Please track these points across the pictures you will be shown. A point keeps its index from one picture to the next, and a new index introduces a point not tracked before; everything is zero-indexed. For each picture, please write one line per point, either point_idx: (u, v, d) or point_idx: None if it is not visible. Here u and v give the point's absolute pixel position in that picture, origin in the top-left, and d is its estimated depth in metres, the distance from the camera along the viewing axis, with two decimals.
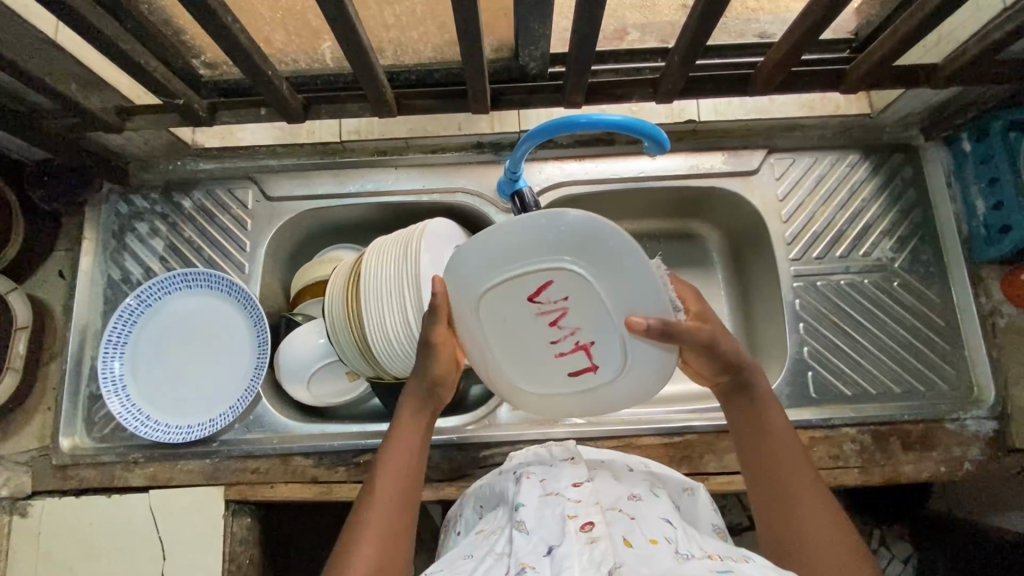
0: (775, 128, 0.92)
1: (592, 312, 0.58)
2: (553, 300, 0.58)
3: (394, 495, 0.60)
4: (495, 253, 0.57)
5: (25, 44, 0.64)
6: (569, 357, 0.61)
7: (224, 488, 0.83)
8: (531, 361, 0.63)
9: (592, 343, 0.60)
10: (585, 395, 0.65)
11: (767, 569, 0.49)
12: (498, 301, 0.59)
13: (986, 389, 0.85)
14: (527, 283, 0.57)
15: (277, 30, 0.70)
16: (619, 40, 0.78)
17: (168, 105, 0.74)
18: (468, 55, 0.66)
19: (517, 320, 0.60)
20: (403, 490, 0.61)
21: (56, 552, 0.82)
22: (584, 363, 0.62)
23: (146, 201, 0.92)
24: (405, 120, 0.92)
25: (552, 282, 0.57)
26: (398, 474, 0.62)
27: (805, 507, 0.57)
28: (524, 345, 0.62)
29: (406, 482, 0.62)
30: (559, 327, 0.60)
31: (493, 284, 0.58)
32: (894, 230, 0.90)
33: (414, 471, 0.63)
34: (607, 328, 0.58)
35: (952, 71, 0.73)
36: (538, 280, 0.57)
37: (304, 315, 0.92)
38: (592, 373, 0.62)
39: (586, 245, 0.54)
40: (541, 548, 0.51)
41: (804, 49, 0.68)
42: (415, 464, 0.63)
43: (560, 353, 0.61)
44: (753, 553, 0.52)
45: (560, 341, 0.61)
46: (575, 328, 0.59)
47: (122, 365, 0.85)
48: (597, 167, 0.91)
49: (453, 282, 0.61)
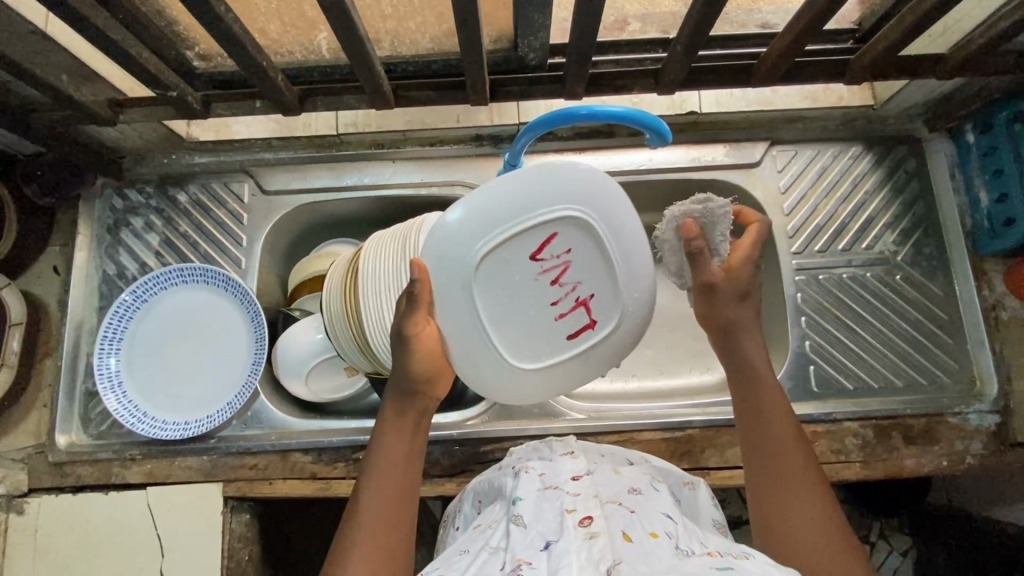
0: (777, 120, 0.91)
1: (592, 265, 0.64)
2: (556, 256, 0.63)
3: (384, 508, 0.58)
4: (493, 212, 0.61)
5: (15, 36, 0.63)
6: (568, 317, 0.66)
7: (223, 484, 0.83)
8: (531, 327, 0.66)
9: (594, 297, 0.65)
10: (576, 363, 0.68)
11: (768, 566, 0.48)
12: (501, 262, 0.63)
13: (989, 382, 0.84)
14: (531, 238, 0.63)
15: (272, 21, 0.69)
16: (619, 31, 0.78)
17: (161, 99, 0.73)
18: (467, 46, 0.65)
19: (519, 282, 0.64)
20: (394, 502, 0.58)
21: (54, 550, 0.81)
22: (583, 322, 0.66)
23: (140, 195, 0.91)
24: (404, 111, 0.90)
25: (553, 239, 0.63)
26: (389, 486, 0.59)
27: (798, 493, 0.57)
28: (527, 307, 0.65)
29: (399, 491, 0.59)
30: (559, 284, 0.65)
31: (494, 243, 0.62)
32: (897, 223, 0.89)
33: (407, 479, 0.60)
34: (605, 279, 0.65)
35: (958, 62, 0.72)
36: (540, 236, 0.63)
37: (301, 310, 0.91)
38: (589, 331, 0.66)
39: (577, 197, 0.62)
40: (538, 544, 0.51)
41: (806, 40, 0.67)
42: (406, 472, 0.60)
43: (560, 314, 0.66)
44: (754, 549, 0.51)
45: (562, 300, 0.65)
46: (574, 284, 0.65)
47: (118, 361, 0.84)
48: (597, 159, 0.90)
49: (445, 251, 0.62)
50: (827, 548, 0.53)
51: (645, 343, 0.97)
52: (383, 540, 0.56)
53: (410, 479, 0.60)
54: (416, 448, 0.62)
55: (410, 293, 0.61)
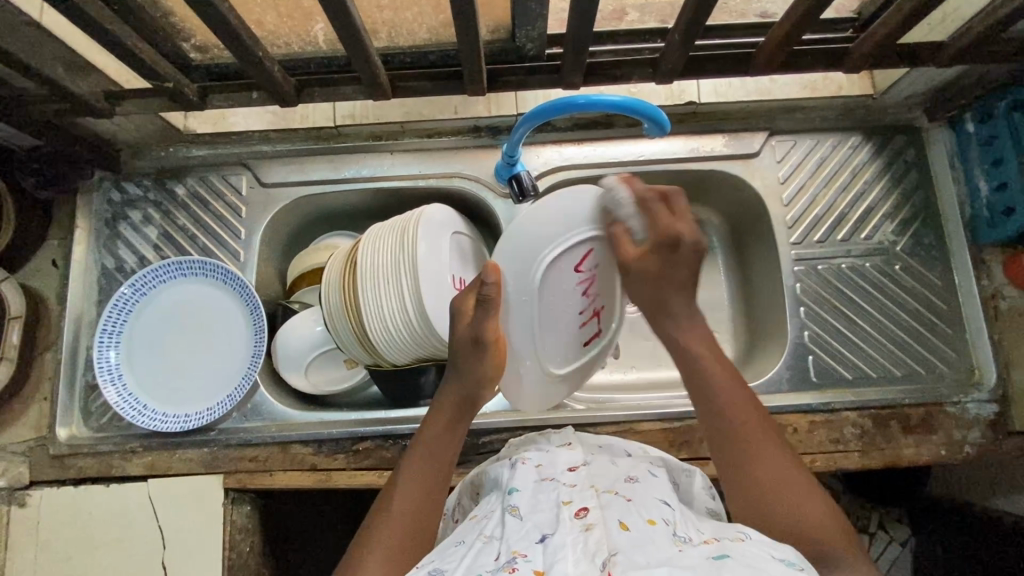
0: (776, 110, 0.90)
1: (608, 280, 0.72)
2: (590, 270, 0.68)
3: (414, 494, 0.62)
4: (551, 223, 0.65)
5: (10, 27, 0.62)
6: (586, 328, 0.72)
7: (223, 476, 0.83)
8: (566, 338, 0.71)
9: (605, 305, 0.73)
10: (584, 370, 0.76)
11: (762, 551, 0.48)
12: (556, 279, 0.66)
13: (988, 371, 0.84)
14: (578, 251, 0.67)
15: (268, 11, 0.68)
16: (618, 20, 0.77)
17: (158, 90, 0.73)
18: (464, 35, 0.65)
19: (564, 296, 0.68)
20: (425, 492, 0.63)
21: (55, 543, 0.81)
22: (595, 329, 0.73)
23: (138, 188, 0.91)
24: (400, 103, 0.90)
25: (591, 253, 0.67)
26: (423, 477, 0.64)
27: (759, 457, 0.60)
28: (561, 320, 0.69)
29: (430, 482, 0.64)
30: (587, 296, 0.70)
31: (552, 255, 0.65)
32: (896, 213, 0.89)
33: (440, 474, 0.65)
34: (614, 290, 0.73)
35: (959, 49, 0.71)
36: (581, 250, 0.67)
37: (300, 303, 0.91)
38: (595, 341, 0.74)
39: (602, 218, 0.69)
40: (534, 536, 0.51)
41: (805, 29, 0.67)
42: (441, 467, 0.65)
43: (581, 325, 0.71)
44: (750, 531, 0.52)
45: (585, 311, 0.71)
46: (597, 296, 0.71)
47: (118, 354, 0.84)
48: (597, 150, 0.89)
49: (516, 261, 0.66)
50: (798, 502, 0.57)
51: (644, 334, 0.97)
52: (406, 523, 0.60)
53: (442, 473, 0.65)
54: (451, 450, 0.67)
55: (482, 298, 0.66)
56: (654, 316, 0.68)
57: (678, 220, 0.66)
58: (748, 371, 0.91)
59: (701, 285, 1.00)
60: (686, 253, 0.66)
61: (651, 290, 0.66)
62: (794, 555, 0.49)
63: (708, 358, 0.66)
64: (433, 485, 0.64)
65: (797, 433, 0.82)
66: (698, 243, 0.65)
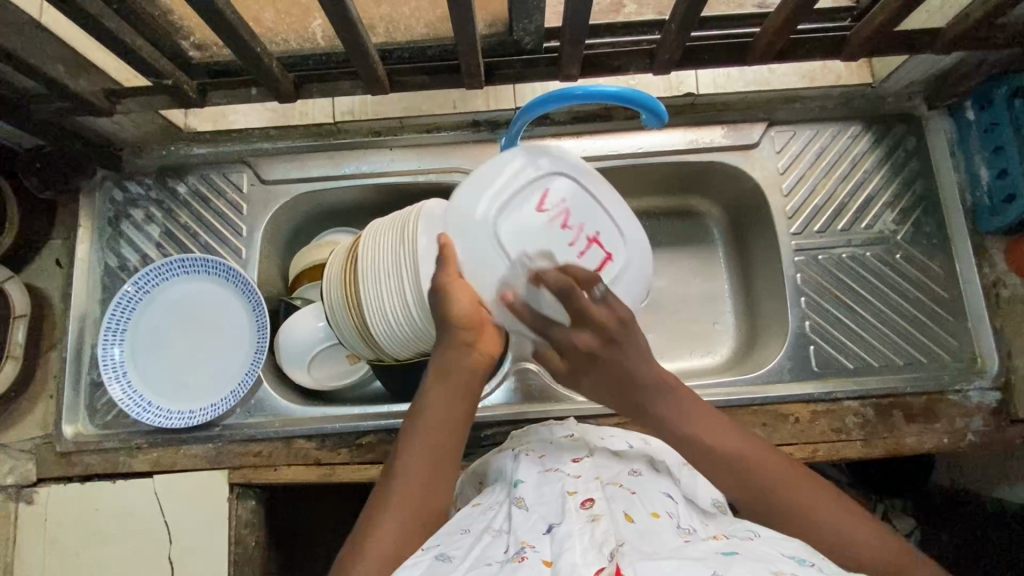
0: (775, 100, 0.90)
1: (591, 210, 0.67)
2: (559, 201, 0.65)
3: (418, 472, 0.60)
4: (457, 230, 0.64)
5: (11, 25, 0.63)
6: (589, 255, 0.65)
7: (228, 471, 0.83)
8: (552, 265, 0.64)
9: (599, 232, 0.66)
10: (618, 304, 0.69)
11: (771, 548, 0.49)
12: (510, 215, 0.64)
13: (989, 359, 0.84)
14: (526, 195, 0.64)
15: (266, 9, 0.71)
16: (616, 13, 0.78)
17: (158, 88, 0.74)
18: (462, 29, 0.65)
19: (530, 232, 0.64)
20: (430, 469, 0.60)
21: (62, 540, 0.82)
22: (602, 254, 0.66)
23: (140, 187, 0.91)
24: (398, 99, 0.91)
25: (550, 188, 0.65)
26: (425, 453, 0.61)
27: (776, 474, 0.60)
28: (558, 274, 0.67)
29: (432, 457, 0.61)
30: (567, 228, 0.65)
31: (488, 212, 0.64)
32: (897, 202, 0.89)
33: (444, 443, 0.62)
34: (598, 214, 0.67)
35: (955, 35, 0.71)
36: (537, 190, 0.65)
37: (303, 299, 0.92)
38: (610, 265, 0.67)
39: (542, 157, 0.66)
40: (541, 526, 0.51)
41: (801, 17, 0.67)
42: (443, 436, 0.62)
43: (580, 254, 0.65)
44: (760, 530, 0.52)
45: (578, 241, 0.65)
46: (581, 223, 0.66)
47: (122, 352, 0.85)
48: (595, 144, 0.90)
49: (470, 247, 0.63)
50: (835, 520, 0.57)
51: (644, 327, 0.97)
52: (417, 502, 0.59)
53: (446, 444, 0.62)
54: (454, 419, 0.63)
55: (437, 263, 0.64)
56: (635, 414, 0.65)
57: (582, 325, 0.63)
58: (750, 361, 0.91)
59: (701, 276, 1.00)
60: (609, 359, 0.64)
61: (614, 392, 0.65)
62: (804, 552, 0.49)
63: (699, 425, 0.62)
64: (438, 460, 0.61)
65: (798, 423, 0.82)
66: (609, 333, 0.63)
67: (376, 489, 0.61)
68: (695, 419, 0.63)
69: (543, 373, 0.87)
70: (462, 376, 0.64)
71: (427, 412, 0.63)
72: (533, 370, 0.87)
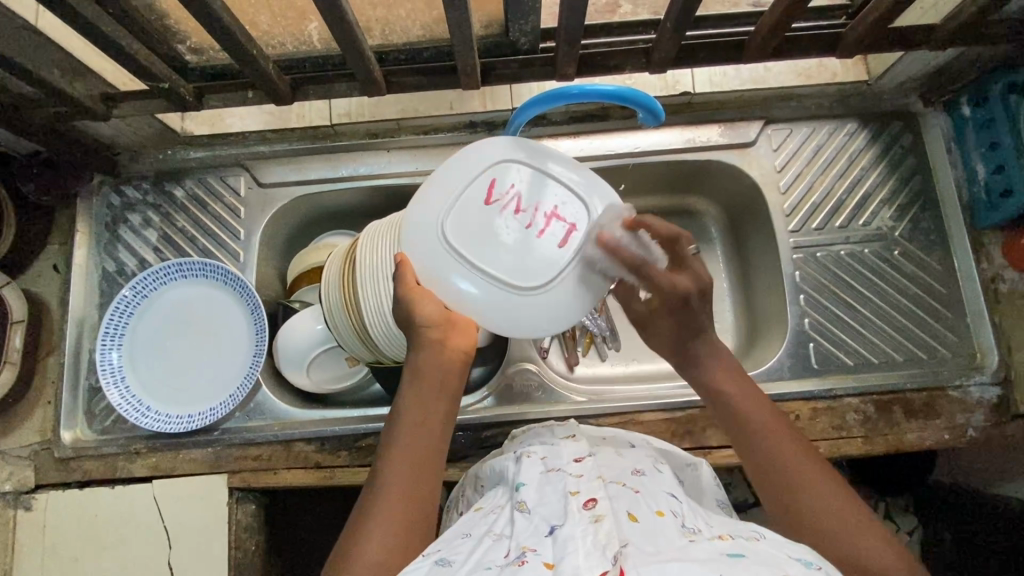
0: (771, 99, 0.91)
1: (541, 186, 0.65)
2: (507, 188, 0.64)
3: (402, 481, 0.57)
4: (418, 250, 0.63)
5: (6, 30, 0.63)
6: (549, 231, 0.63)
7: (227, 475, 0.83)
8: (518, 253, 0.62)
9: (556, 203, 0.64)
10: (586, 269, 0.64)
11: (776, 551, 0.48)
12: (462, 215, 0.63)
13: (989, 355, 0.84)
14: (474, 191, 0.64)
15: (262, 10, 0.69)
16: (610, 14, 0.77)
17: (155, 92, 0.74)
18: (458, 29, 0.65)
19: (482, 227, 0.63)
20: (414, 476, 0.58)
21: (62, 546, 0.82)
22: (566, 225, 0.63)
23: (137, 191, 0.91)
24: (395, 100, 0.92)
25: (495, 180, 0.64)
26: (410, 460, 0.58)
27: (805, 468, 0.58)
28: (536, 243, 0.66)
29: (417, 464, 0.58)
30: (522, 212, 0.64)
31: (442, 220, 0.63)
32: (894, 199, 0.89)
33: (429, 449, 0.59)
34: (554, 188, 0.64)
35: (949, 32, 0.72)
36: (483, 185, 0.64)
37: (301, 301, 0.91)
38: (575, 234, 0.63)
39: (479, 153, 0.66)
40: (544, 530, 0.51)
41: (796, 15, 0.67)
42: (427, 442, 0.59)
43: (539, 232, 0.63)
44: (765, 530, 0.52)
45: (534, 219, 0.63)
46: (535, 203, 0.64)
47: (121, 357, 0.85)
48: (593, 144, 0.90)
49: (428, 261, 0.63)
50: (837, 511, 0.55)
51: None
52: (404, 512, 0.56)
53: (431, 450, 0.59)
54: (437, 425, 0.61)
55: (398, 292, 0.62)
56: (682, 362, 0.67)
57: (681, 271, 0.65)
58: (749, 359, 0.91)
59: None
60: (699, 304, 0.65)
61: (678, 339, 0.66)
62: (811, 555, 0.49)
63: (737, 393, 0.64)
64: (423, 467, 0.58)
65: (799, 421, 0.82)
66: (706, 284, 0.65)
67: (360, 501, 0.57)
68: (733, 387, 0.64)
69: (544, 373, 0.87)
70: (441, 381, 0.62)
71: (410, 418, 0.60)
72: (534, 369, 0.87)
